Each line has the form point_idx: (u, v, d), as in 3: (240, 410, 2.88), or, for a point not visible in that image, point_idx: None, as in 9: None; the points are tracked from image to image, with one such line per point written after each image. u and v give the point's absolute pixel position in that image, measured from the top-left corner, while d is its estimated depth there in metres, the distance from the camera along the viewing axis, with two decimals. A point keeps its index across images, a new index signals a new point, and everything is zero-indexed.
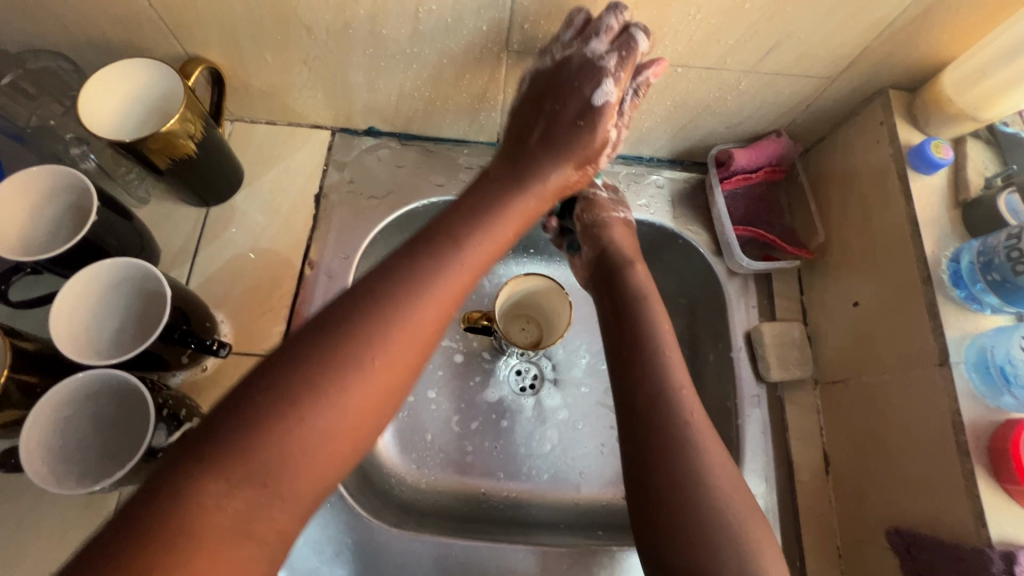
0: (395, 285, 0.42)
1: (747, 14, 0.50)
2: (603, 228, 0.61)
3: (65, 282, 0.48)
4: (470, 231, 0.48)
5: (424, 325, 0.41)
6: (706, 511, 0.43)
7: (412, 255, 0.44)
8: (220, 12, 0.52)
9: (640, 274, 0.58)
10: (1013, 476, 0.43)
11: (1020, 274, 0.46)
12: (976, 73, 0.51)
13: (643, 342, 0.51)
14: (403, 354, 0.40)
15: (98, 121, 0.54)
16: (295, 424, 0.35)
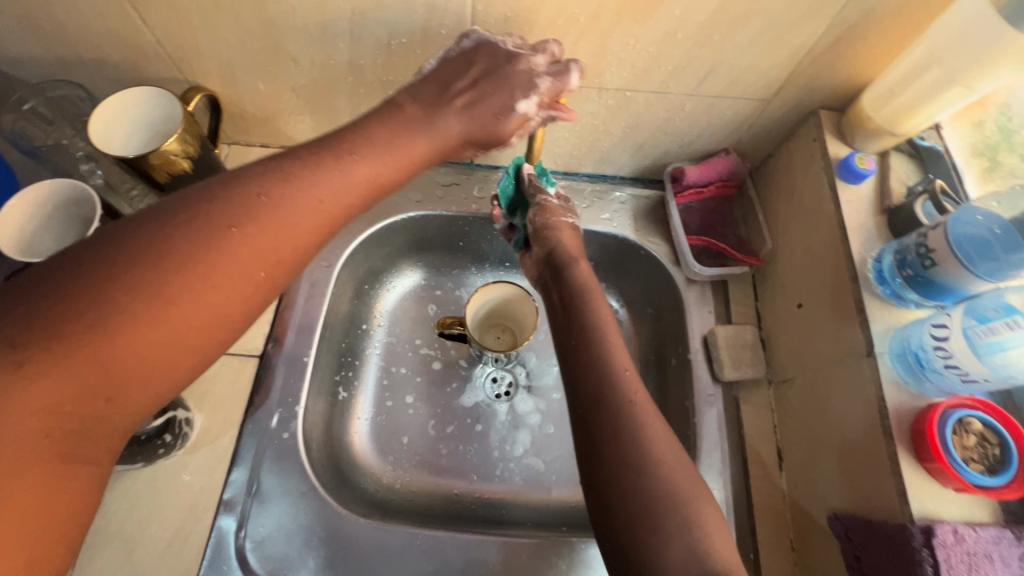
0: (286, 198, 0.42)
1: (681, 44, 0.56)
2: (554, 231, 0.67)
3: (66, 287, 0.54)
4: (370, 148, 0.48)
5: (306, 234, 0.43)
6: (650, 482, 0.46)
7: (311, 167, 0.44)
8: (218, 45, 0.59)
9: (582, 271, 0.64)
10: (931, 455, 0.46)
11: (930, 269, 0.50)
12: (888, 93, 0.56)
13: (588, 330, 0.58)
14: (286, 262, 0.42)
15: (106, 141, 0.60)
16: (140, 327, 0.35)
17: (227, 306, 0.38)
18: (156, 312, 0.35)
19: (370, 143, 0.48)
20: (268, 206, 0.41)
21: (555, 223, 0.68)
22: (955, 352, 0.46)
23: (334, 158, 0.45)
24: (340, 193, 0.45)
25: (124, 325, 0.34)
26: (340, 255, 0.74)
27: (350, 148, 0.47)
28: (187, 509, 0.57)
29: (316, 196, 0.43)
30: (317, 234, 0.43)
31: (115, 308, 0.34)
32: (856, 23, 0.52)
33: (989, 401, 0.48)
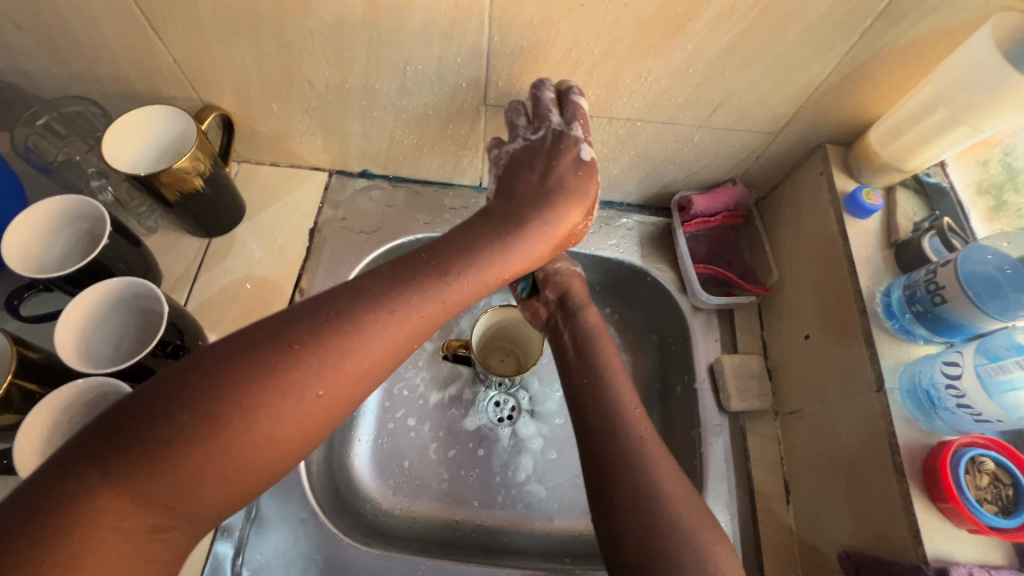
0: (359, 322, 0.42)
1: (691, 77, 0.57)
2: (563, 279, 0.67)
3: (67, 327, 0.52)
4: (450, 261, 0.49)
5: (373, 361, 0.42)
6: (660, 520, 0.45)
7: (383, 296, 0.44)
8: (235, 67, 0.60)
9: (592, 316, 0.64)
10: (943, 495, 0.45)
11: (939, 305, 0.50)
12: (895, 130, 0.57)
13: (595, 370, 0.57)
14: (346, 389, 0.41)
15: (119, 157, 0.60)
16: (223, 446, 0.35)
17: (291, 434, 0.38)
18: (219, 429, 0.35)
19: (451, 265, 0.48)
20: (335, 333, 0.41)
21: (564, 270, 0.67)
22: (967, 390, 0.46)
23: (408, 282, 0.46)
24: (409, 322, 0.44)
25: (191, 443, 0.34)
26: (347, 275, 0.72)
27: (422, 267, 0.47)
28: None
29: (384, 328, 0.43)
30: (387, 362, 0.43)
31: (182, 423, 0.34)
32: (864, 61, 0.53)
33: (1001, 441, 0.47)
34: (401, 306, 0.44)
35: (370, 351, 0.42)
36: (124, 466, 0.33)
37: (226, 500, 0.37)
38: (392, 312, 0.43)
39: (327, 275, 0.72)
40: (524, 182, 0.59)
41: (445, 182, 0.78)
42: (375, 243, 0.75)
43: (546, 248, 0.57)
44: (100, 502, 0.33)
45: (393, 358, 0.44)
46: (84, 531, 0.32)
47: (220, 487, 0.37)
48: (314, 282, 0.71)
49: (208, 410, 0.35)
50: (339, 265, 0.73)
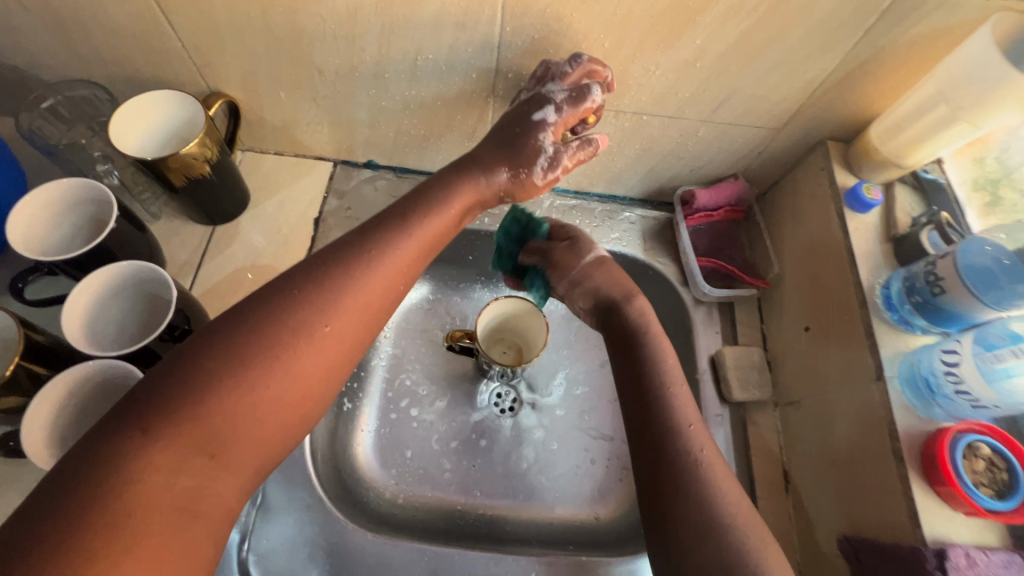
0: (354, 258, 0.44)
1: (699, 71, 0.58)
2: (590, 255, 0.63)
3: (75, 304, 0.52)
4: (432, 210, 0.51)
5: (375, 298, 0.45)
6: (720, 547, 0.43)
7: (376, 236, 0.47)
8: (244, 53, 0.60)
9: (647, 312, 0.59)
10: (942, 479, 0.47)
11: (938, 295, 0.52)
12: (894, 127, 0.59)
13: (658, 386, 0.53)
14: (354, 326, 0.43)
15: (123, 133, 0.59)
16: (251, 385, 0.38)
17: (311, 370, 0.41)
18: (245, 368, 0.38)
19: (431, 213, 0.51)
20: (336, 270, 0.43)
21: (583, 244, 0.64)
22: (966, 377, 0.48)
23: (397, 223, 0.49)
24: (405, 258, 0.47)
25: (218, 386, 0.37)
26: None
27: (410, 210, 0.50)
28: None
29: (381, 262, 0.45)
30: (388, 300, 0.46)
31: (211, 369, 0.37)
32: (867, 59, 0.55)
33: (996, 427, 0.49)
34: (394, 243, 0.47)
35: (372, 286, 0.44)
36: (162, 421, 0.35)
37: (263, 444, 0.39)
38: (386, 247, 0.46)
39: None
40: (484, 144, 0.57)
41: None
42: None
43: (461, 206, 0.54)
44: (145, 459, 0.34)
45: (393, 295, 0.46)
46: (132, 488, 0.33)
47: (254, 433, 0.38)
48: None
49: (231, 355, 0.38)
50: None
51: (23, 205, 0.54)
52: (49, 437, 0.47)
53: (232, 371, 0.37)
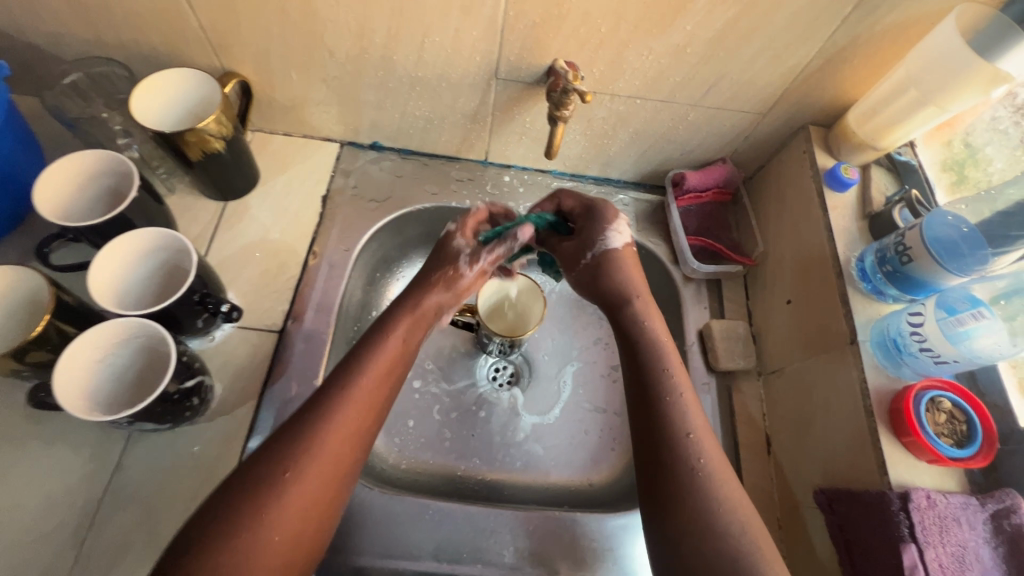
0: (341, 376, 0.50)
1: (689, 57, 0.62)
2: (600, 247, 0.62)
3: (101, 264, 0.55)
4: (387, 332, 0.55)
5: (345, 425, 0.48)
6: (717, 551, 0.45)
7: (357, 354, 0.52)
8: (259, 34, 0.63)
9: (656, 325, 0.59)
10: (907, 430, 0.51)
11: (907, 264, 0.56)
12: (870, 110, 0.63)
13: (665, 395, 0.53)
14: (330, 457, 0.46)
15: (144, 104, 0.62)
16: (242, 544, 0.40)
17: (297, 520, 0.43)
18: (232, 537, 0.40)
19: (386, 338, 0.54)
20: (328, 390, 0.49)
21: (596, 228, 0.63)
22: (929, 336, 0.52)
23: (378, 339, 0.54)
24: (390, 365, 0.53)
25: (209, 555, 0.39)
26: (359, 240, 0.75)
27: (388, 322, 0.56)
28: (205, 473, 0.59)
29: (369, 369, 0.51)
30: (360, 426, 0.49)
31: (201, 544, 0.40)
32: (844, 47, 0.59)
33: (957, 384, 0.53)
34: (377, 352, 0.53)
35: (360, 392, 0.50)
36: None
37: None
38: (368, 360, 0.52)
39: (339, 239, 0.75)
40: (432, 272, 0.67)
41: (452, 155, 0.82)
42: (385, 211, 0.78)
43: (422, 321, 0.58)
44: None
45: (364, 421, 0.49)
46: None
47: None
48: (326, 245, 0.74)
49: (219, 521, 0.41)
50: (351, 231, 0.75)
51: (53, 170, 0.57)
52: (79, 396, 0.50)
53: (245, 515, 0.41)
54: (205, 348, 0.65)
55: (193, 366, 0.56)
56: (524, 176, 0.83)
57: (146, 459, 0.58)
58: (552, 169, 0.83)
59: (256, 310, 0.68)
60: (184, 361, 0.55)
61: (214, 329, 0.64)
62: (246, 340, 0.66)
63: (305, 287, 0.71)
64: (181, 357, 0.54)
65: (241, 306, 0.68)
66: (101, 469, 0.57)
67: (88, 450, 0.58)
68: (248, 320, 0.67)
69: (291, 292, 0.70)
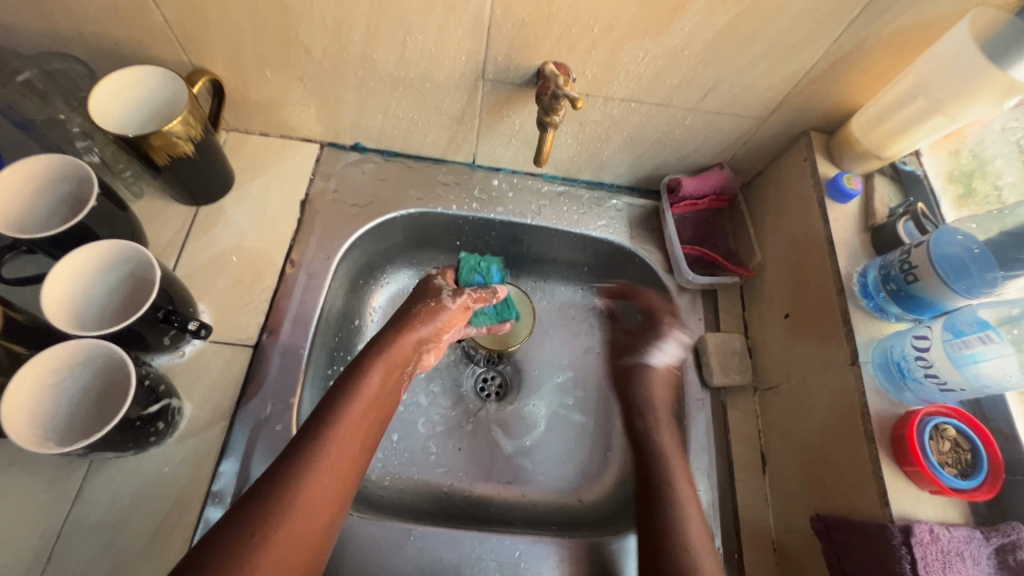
0: (294, 461, 0.47)
1: (688, 59, 0.58)
2: (645, 361, 0.71)
3: (56, 281, 0.51)
4: (363, 376, 0.53)
5: (323, 485, 0.47)
6: None
7: (310, 431, 0.48)
8: (227, 29, 0.58)
9: (668, 442, 0.66)
10: (910, 459, 0.49)
11: (912, 283, 0.53)
12: (876, 118, 0.60)
13: (669, 499, 0.60)
14: (307, 516, 0.45)
15: (105, 106, 0.58)
16: None
17: None
18: None
19: (362, 386, 0.52)
20: (277, 478, 0.45)
21: (663, 335, 0.72)
22: (935, 361, 0.50)
23: (333, 413, 0.50)
24: (351, 441, 0.50)
25: None
26: (339, 248, 0.71)
27: (347, 387, 0.52)
28: (174, 499, 0.56)
29: (325, 450, 0.48)
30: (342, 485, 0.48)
31: None
32: (850, 51, 0.56)
33: (961, 410, 0.51)
34: (334, 429, 0.49)
35: (317, 480, 0.46)
36: None
37: None
38: (324, 438, 0.48)
39: (319, 246, 0.71)
40: None
41: (438, 157, 0.78)
42: (368, 217, 0.74)
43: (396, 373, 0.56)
44: None
45: (346, 478, 0.49)
46: None
47: None
48: (305, 254, 0.70)
49: None
50: (331, 237, 0.72)
51: (10, 169, 0.53)
52: (25, 420, 0.46)
53: None
54: (175, 364, 0.61)
55: (159, 388, 0.53)
56: (513, 179, 0.79)
57: (110, 485, 0.55)
58: (543, 173, 0.79)
59: (229, 323, 0.65)
60: (149, 384, 0.52)
61: (183, 344, 0.61)
62: (218, 355, 0.63)
63: (282, 299, 0.67)
64: (144, 381, 0.51)
65: (213, 318, 0.65)
66: (61, 496, 0.54)
67: (48, 475, 0.55)
68: (221, 334, 0.64)
69: (266, 303, 0.67)
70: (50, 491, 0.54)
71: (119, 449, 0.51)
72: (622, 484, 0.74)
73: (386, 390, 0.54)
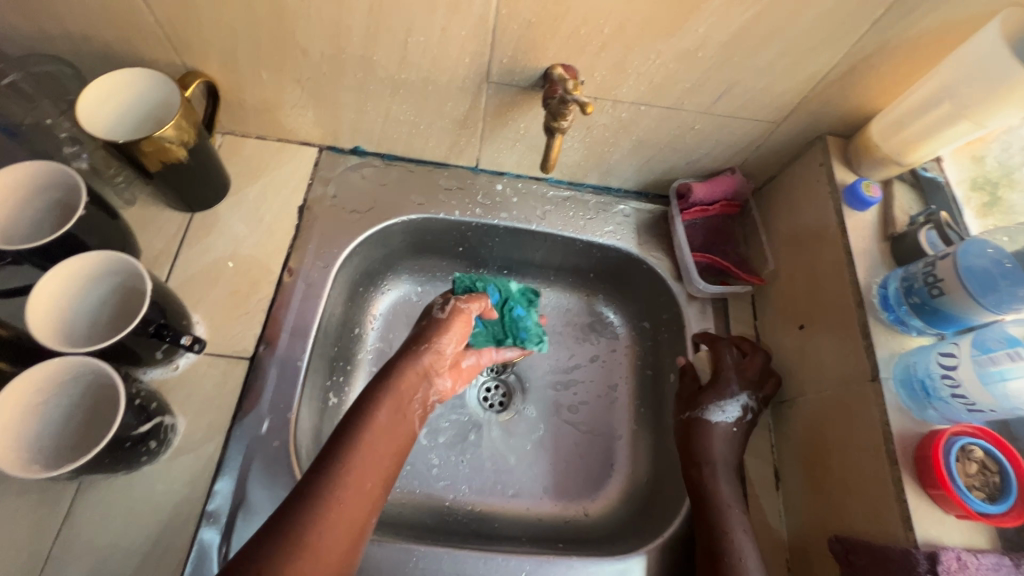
0: (295, 521, 0.44)
1: (701, 62, 0.56)
2: (704, 416, 0.63)
3: (41, 295, 0.49)
4: (373, 417, 0.52)
5: (335, 532, 0.45)
6: None
7: (318, 475, 0.47)
8: (221, 30, 0.56)
9: (728, 495, 0.59)
10: (935, 482, 0.46)
11: (937, 297, 0.51)
12: (897, 123, 0.57)
13: (733, 555, 0.54)
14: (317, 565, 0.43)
15: (93, 109, 0.56)
16: None
17: None
18: None
19: (372, 427, 0.51)
20: (277, 540, 0.43)
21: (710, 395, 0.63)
22: (962, 380, 0.47)
23: (339, 469, 0.48)
24: (356, 502, 0.47)
25: None
26: (338, 255, 0.69)
27: (355, 426, 0.51)
28: (167, 520, 0.54)
29: (329, 512, 0.45)
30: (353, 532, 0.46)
31: None
32: (871, 53, 0.53)
33: (989, 430, 0.49)
34: (339, 488, 0.47)
35: (325, 532, 0.44)
36: None
37: None
38: (328, 498, 0.46)
39: (317, 254, 0.69)
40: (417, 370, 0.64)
41: (440, 161, 0.76)
42: (368, 223, 0.72)
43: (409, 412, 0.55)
44: None
45: (357, 524, 0.47)
46: None
47: None
48: (303, 262, 0.68)
49: None
50: (330, 245, 0.70)
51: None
52: (12, 443, 0.44)
53: None
54: (168, 378, 0.59)
55: (150, 406, 0.51)
56: (517, 184, 0.77)
57: (100, 505, 0.53)
58: (548, 177, 0.77)
59: (225, 334, 0.63)
60: (140, 402, 0.50)
61: (177, 357, 0.59)
62: (213, 368, 0.61)
63: (279, 309, 0.65)
64: (135, 400, 0.49)
65: (208, 329, 0.63)
66: (49, 518, 0.52)
67: (35, 496, 0.53)
68: (216, 346, 0.62)
69: (263, 313, 0.64)
70: (37, 512, 0.52)
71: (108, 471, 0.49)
72: (630, 498, 0.72)
73: (397, 431, 0.53)
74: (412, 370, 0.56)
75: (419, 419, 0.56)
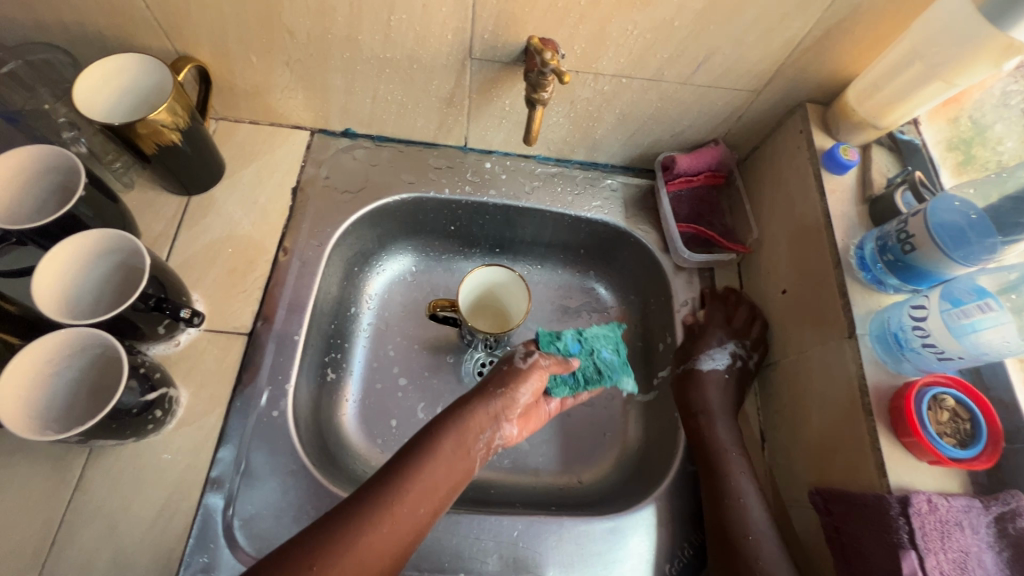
0: (362, 506, 0.45)
1: (678, 31, 0.57)
2: (696, 366, 0.66)
3: (46, 268, 0.51)
4: (445, 441, 0.50)
5: (383, 544, 0.45)
6: None
7: (390, 474, 0.48)
8: (210, 15, 0.58)
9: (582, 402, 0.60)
10: (907, 429, 0.48)
11: (909, 253, 0.53)
12: (872, 86, 0.59)
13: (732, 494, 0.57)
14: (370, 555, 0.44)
15: (91, 95, 0.58)
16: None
17: None
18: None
19: (439, 451, 0.50)
20: (351, 514, 0.45)
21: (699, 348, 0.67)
22: (932, 330, 0.49)
23: (398, 482, 0.47)
24: (406, 524, 0.46)
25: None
26: (331, 234, 0.71)
27: (426, 444, 0.50)
28: (172, 487, 0.56)
29: (381, 522, 0.45)
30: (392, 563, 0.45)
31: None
32: (844, 17, 0.54)
33: (961, 380, 0.51)
34: (395, 500, 0.46)
35: (376, 534, 0.44)
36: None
37: None
38: (385, 505, 0.46)
39: (311, 234, 0.71)
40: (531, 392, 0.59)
41: (430, 142, 0.78)
42: (360, 203, 0.73)
43: (472, 451, 0.52)
44: None
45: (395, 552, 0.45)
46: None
47: None
48: (297, 241, 0.70)
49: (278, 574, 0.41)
50: (324, 225, 0.71)
51: None
52: (22, 412, 0.47)
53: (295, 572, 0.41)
54: (170, 353, 0.62)
55: (154, 376, 0.54)
56: (506, 162, 0.79)
57: (109, 475, 0.55)
58: (535, 154, 0.79)
59: (223, 310, 0.65)
60: (144, 372, 0.52)
61: (178, 333, 0.61)
62: (213, 344, 0.63)
63: (275, 287, 0.67)
64: (139, 368, 0.52)
65: (207, 307, 0.65)
66: (61, 485, 0.54)
67: (46, 465, 0.55)
68: (215, 322, 0.64)
69: (259, 290, 0.67)
70: (49, 479, 0.55)
71: (111, 438, 0.51)
72: (625, 465, 0.71)
73: (460, 465, 0.51)
74: (479, 413, 0.53)
75: (480, 459, 0.53)
